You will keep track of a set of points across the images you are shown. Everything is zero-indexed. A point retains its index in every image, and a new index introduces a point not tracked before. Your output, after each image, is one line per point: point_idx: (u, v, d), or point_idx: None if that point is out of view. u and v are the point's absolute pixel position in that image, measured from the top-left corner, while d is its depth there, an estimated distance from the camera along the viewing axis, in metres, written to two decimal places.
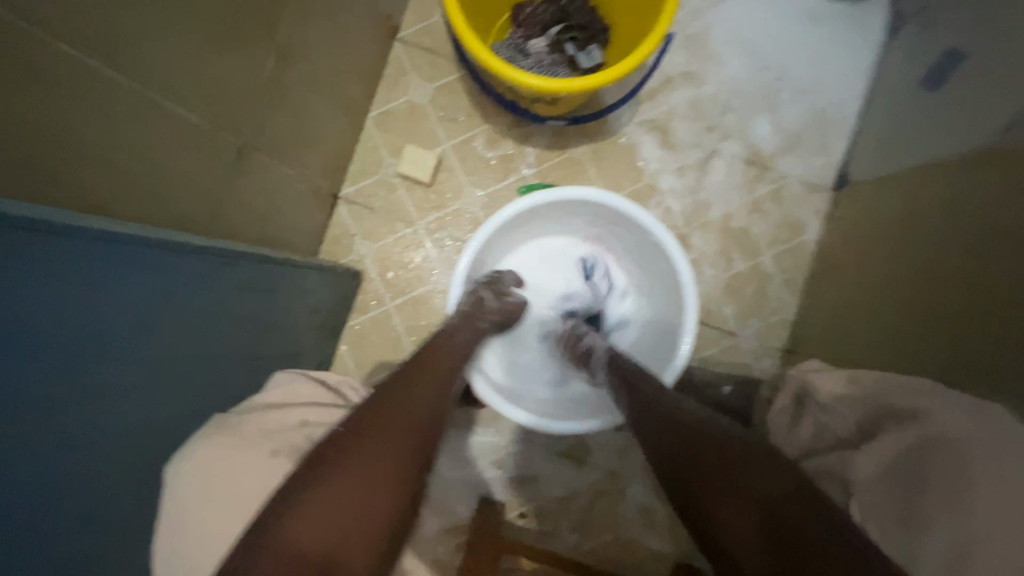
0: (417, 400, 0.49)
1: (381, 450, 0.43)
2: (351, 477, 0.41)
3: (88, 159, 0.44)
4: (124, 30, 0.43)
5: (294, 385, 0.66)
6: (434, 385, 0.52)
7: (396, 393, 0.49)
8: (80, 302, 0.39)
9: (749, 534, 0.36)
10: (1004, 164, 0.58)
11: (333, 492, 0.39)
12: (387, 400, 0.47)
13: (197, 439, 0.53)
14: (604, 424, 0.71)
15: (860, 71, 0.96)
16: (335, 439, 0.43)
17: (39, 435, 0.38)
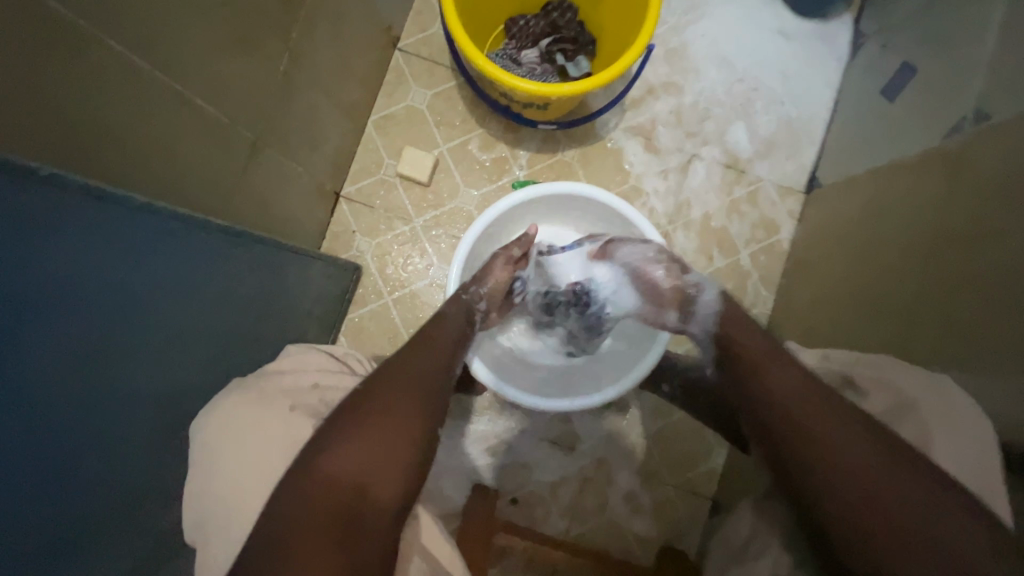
0: (424, 367, 0.59)
1: (400, 406, 0.54)
2: (377, 427, 0.51)
3: (116, 139, 0.48)
4: (156, 28, 0.48)
5: (305, 354, 0.66)
6: (434, 355, 0.62)
7: (407, 361, 0.59)
8: (101, 262, 0.44)
9: (889, 528, 0.45)
10: (952, 165, 0.65)
11: (363, 436, 0.50)
12: (396, 368, 0.57)
13: (216, 403, 0.55)
14: (626, 389, 0.77)
15: (827, 84, 1.04)
16: (357, 399, 0.53)
17: (74, 385, 0.42)
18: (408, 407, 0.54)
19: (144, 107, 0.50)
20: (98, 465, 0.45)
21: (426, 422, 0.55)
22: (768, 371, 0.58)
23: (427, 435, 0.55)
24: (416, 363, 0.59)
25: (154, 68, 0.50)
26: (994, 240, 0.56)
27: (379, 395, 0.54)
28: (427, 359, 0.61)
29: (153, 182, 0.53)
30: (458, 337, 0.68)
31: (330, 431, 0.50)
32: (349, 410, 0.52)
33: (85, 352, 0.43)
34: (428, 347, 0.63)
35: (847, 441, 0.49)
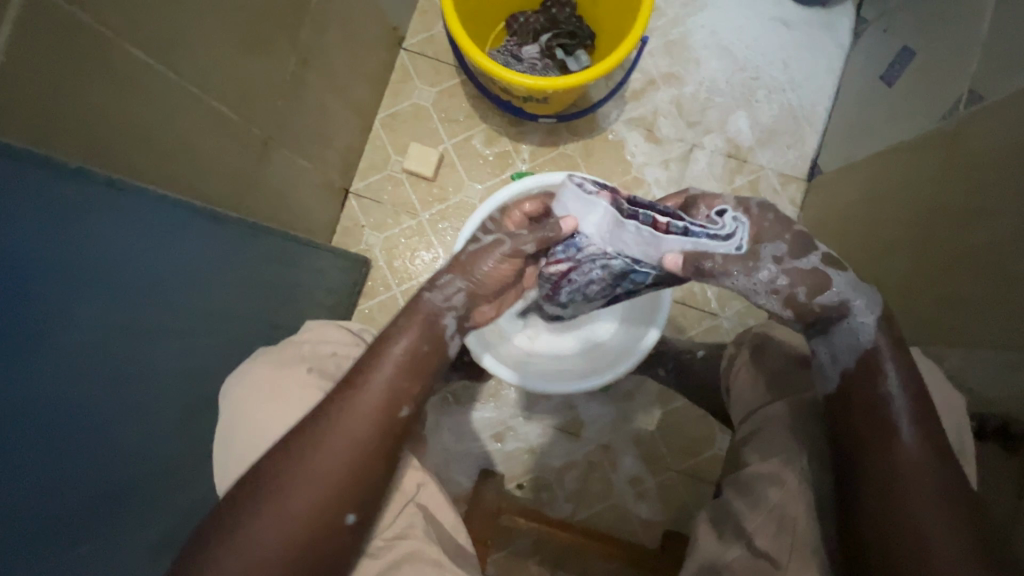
0: (331, 448, 0.47)
1: (288, 498, 0.45)
2: (252, 529, 0.44)
3: (136, 135, 0.52)
4: (174, 34, 0.52)
5: (324, 328, 0.65)
6: (355, 418, 0.49)
7: (310, 440, 0.47)
8: (125, 249, 0.48)
9: None
10: (948, 146, 0.66)
11: (235, 558, 0.43)
12: (303, 439, 0.47)
13: (234, 376, 0.57)
14: (620, 372, 0.81)
15: (828, 71, 1.04)
16: (248, 485, 0.46)
17: (105, 361, 0.46)
18: (298, 512, 0.45)
19: (163, 107, 0.54)
20: (125, 437, 0.49)
21: (325, 525, 0.46)
22: (884, 406, 0.49)
23: (328, 537, 0.46)
24: (318, 444, 0.47)
25: (171, 70, 0.53)
26: (986, 219, 0.57)
27: (265, 495, 0.45)
28: (337, 431, 0.48)
29: (172, 176, 0.57)
30: (398, 379, 0.52)
31: (212, 530, 0.45)
32: (228, 518, 0.45)
33: (113, 331, 0.47)
34: (344, 408, 0.49)
35: (943, 517, 0.43)
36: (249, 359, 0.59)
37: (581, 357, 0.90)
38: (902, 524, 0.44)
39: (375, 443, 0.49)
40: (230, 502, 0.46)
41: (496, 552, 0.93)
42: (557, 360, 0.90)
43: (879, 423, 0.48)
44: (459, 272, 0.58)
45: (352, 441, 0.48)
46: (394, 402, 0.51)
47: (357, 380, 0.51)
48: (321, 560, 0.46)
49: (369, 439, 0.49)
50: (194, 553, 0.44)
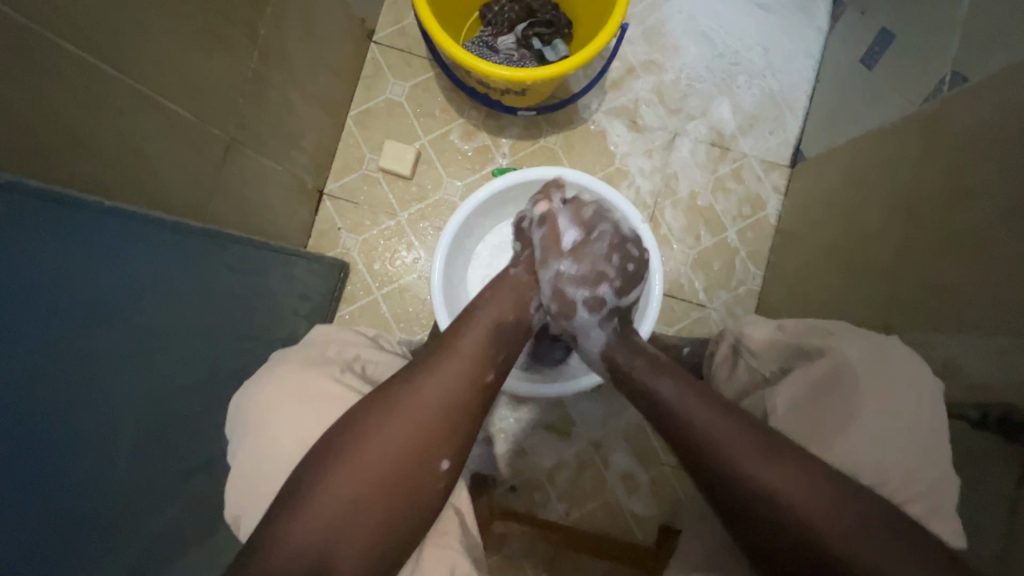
0: (421, 408, 0.50)
1: (378, 447, 0.48)
2: (350, 476, 0.46)
3: (75, 142, 0.47)
4: (111, 29, 0.48)
5: (336, 332, 0.63)
6: (444, 383, 0.53)
7: (414, 381, 0.52)
8: (63, 265, 0.43)
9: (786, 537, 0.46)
10: (929, 128, 0.65)
11: (341, 476, 0.46)
12: (392, 397, 0.51)
13: (248, 387, 0.54)
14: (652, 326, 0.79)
15: (807, 55, 1.03)
16: (344, 434, 0.48)
17: (54, 390, 0.42)
18: (399, 442, 0.49)
19: (100, 106, 0.49)
20: (82, 469, 0.45)
21: (421, 459, 0.49)
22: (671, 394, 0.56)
23: (421, 475, 0.49)
24: (419, 385, 0.52)
25: (109, 66, 0.49)
26: (971, 201, 0.56)
27: (370, 422, 0.49)
28: (419, 402, 0.51)
29: (117, 184, 0.52)
30: (486, 346, 0.59)
31: (310, 474, 0.46)
32: (332, 444, 0.48)
33: (55, 357, 0.42)
34: (441, 360, 0.55)
35: (754, 452, 0.49)
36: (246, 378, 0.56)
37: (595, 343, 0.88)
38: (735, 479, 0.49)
39: (471, 394, 0.54)
40: (334, 431, 0.49)
41: (491, 554, 0.91)
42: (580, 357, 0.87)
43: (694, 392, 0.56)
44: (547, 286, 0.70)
45: (452, 384, 0.53)
46: (484, 363, 0.57)
47: (452, 341, 0.58)
48: (412, 496, 0.49)
49: (465, 389, 0.54)
50: (290, 482, 0.46)
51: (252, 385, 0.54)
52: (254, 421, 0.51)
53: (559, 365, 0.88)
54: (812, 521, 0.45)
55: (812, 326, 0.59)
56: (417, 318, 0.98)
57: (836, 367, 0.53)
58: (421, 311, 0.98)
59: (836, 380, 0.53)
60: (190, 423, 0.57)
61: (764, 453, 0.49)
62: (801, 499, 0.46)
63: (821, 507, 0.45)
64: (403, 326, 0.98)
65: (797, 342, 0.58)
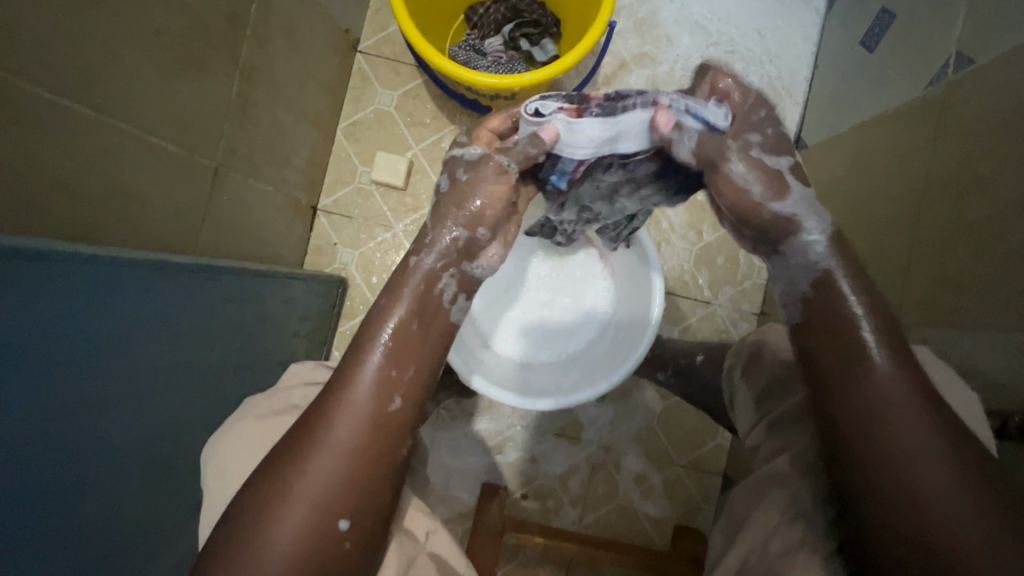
0: (340, 434, 0.45)
1: (300, 485, 0.43)
2: (272, 522, 0.42)
3: (52, 183, 0.46)
4: (85, 69, 0.47)
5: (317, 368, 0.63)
6: (355, 405, 0.47)
7: (302, 444, 0.45)
8: (56, 313, 0.42)
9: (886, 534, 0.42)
10: (937, 113, 0.63)
11: (251, 550, 0.41)
12: (312, 425, 0.46)
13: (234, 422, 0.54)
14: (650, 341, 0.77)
15: (806, 38, 1.00)
16: (268, 473, 0.44)
17: (49, 444, 0.41)
18: (291, 530, 0.42)
19: (82, 148, 0.48)
20: (84, 512, 0.45)
21: (320, 534, 0.43)
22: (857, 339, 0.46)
23: (325, 549, 0.43)
24: (309, 450, 0.44)
25: (84, 105, 0.48)
26: (981, 191, 0.54)
27: (254, 514, 0.43)
28: (334, 430, 0.45)
29: (96, 220, 0.51)
30: (387, 368, 0.49)
31: (235, 521, 0.43)
32: (223, 547, 0.42)
33: (48, 409, 0.41)
34: (333, 410, 0.46)
35: (910, 438, 0.42)
36: (241, 411, 0.56)
37: (591, 355, 0.85)
38: (883, 473, 0.43)
39: (373, 440, 0.46)
40: (231, 512, 0.44)
41: (505, 563, 0.92)
42: (574, 368, 0.85)
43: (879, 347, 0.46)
44: (450, 218, 0.55)
45: (346, 438, 0.45)
46: (383, 394, 0.48)
47: (345, 377, 0.48)
48: (324, 573, 0.43)
49: (364, 439, 0.46)
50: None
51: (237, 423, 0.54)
52: (241, 460, 0.50)
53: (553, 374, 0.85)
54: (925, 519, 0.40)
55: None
56: None
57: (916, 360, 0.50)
58: None
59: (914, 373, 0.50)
60: (192, 457, 0.57)
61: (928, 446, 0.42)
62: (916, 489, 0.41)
63: (981, 526, 0.39)
64: None
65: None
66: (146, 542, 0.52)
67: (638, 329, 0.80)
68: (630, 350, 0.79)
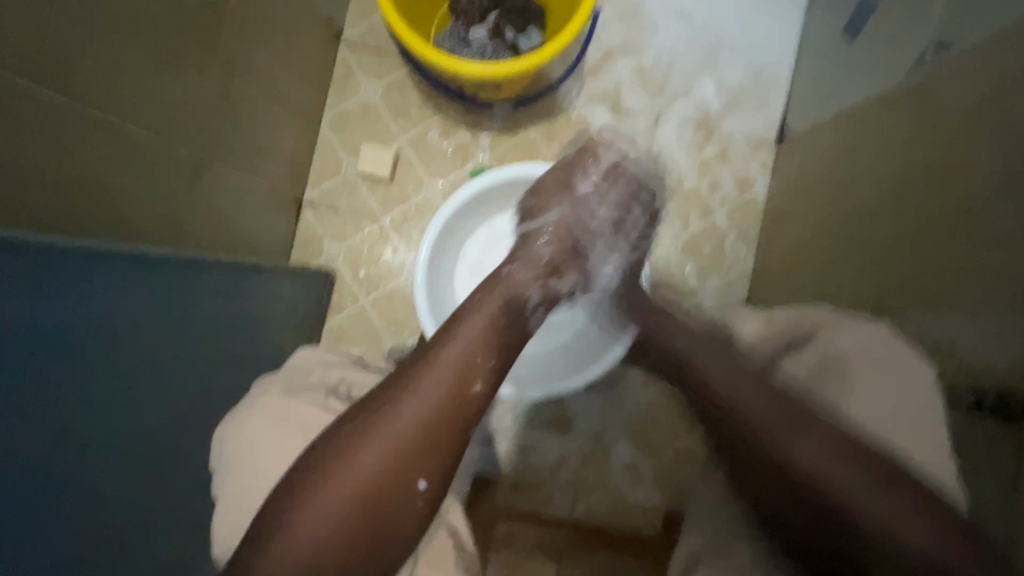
0: (423, 397, 0.51)
1: (390, 434, 0.49)
2: (366, 456, 0.48)
3: (29, 175, 0.45)
4: (60, 55, 0.45)
5: (323, 353, 0.64)
6: (438, 376, 0.53)
7: (393, 398, 0.51)
8: (38, 309, 0.41)
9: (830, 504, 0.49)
10: (916, 99, 0.63)
11: (340, 480, 0.47)
12: (401, 381, 0.52)
13: (236, 417, 0.54)
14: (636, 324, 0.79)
15: (788, 28, 1.00)
16: (360, 415, 0.50)
17: (27, 443, 0.40)
18: (370, 471, 0.47)
19: (54, 140, 0.47)
20: (65, 511, 0.44)
21: (399, 484, 0.48)
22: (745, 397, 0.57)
23: (402, 498, 0.48)
24: (399, 402, 0.50)
25: (61, 94, 0.46)
26: (961, 176, 0.55)
27: (340, 450, 0.48)
28: (421, 391, 0.51)
29: (76, 215, 0.50)
30: (472, 351, 0.56)
31: (328, 449, 0.48)
32: (314, 467, 0.47)
33: (22, 407, 0.40)
34: (422, 374, 0.52)
35: (803, 444, 0.51)
36: (249, 396, 0.57)
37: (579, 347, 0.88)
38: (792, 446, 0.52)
39: (453, 409, 0.52)
40: (323, 443, 0.48)
41: (499, 552, 0.92)
42: (565, 362, 0.88)
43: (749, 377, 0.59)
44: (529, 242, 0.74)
45: (431, 402, 0.51)
46: (469, 375, 0.54)
47: (432, 353, 0.54)
48: (397, 518, 0.48)
49: (445, 405, 0.52)
50: (266, 508, 0.46)
51: (240, 418, 0.54)
52: (252, 454, 0.51)
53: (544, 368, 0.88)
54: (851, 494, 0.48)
55: (801, 320, 0.61)
56: (407, 323, 0.97)
57: (828, 355, 0.56)
58: (411, 315, 0.97)
59: (829, 366, 0.56)
60: (178, 453, 0.56)
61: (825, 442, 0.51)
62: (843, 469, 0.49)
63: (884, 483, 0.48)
64: (394, 333, 0.97)
65: (786, 335, 0.61)
66: (132, 540, 0.51)
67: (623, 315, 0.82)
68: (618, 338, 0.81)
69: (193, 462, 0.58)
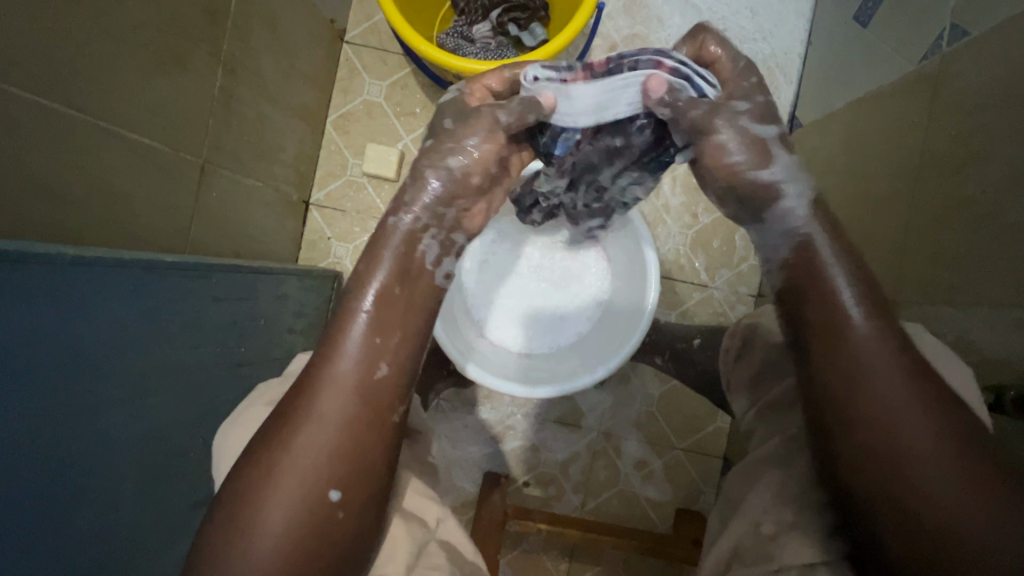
0: (336, 403, 0.45)
1: (305, 458, 0.43)
2: (285, 490, 0.42)
3: (36, 185, 0.46)
4: (66, 70, 0.46)
5: None
6: (342, 379, 0.46)
7: (302, 412, 0.44)
8: (50, 317, 0.42)
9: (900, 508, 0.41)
10: (931, 87, 0.62)
11: (264, 520, 0.42)
12: (307, 394, 0.45)
13: (236, 419, 0.53)
14: (649, 317, 0.76)
15: (798, 16, 0.98)
16: (274, 442, 0.44)
17: (41, 451, 0.41)
18: (293, 504, 0.42)
19: (58, 149, 0.47)
20: (72, 516, 0.44)
21: (325, 506, 0.43)
22: (836, 306, 0.46)
23: (330, 519, 0.43)
24: (303, 420, 0.44)
25: (68, 105, 0.47)
26: (979, 163, 0.53)
27: (259, 487, 0.42)
28: (328, 401, 0.45)
29: (85, 222, 0.51)
30: (379, 336, 0.48)
31: (247, 484, 0.43)
32: (232, 510, 0.42)
33: (37, 417, 0.41)
34: (323, 388, 0.45)
35: (909, 435, 0.42)
36: (249, 396, 0.56)
37: (586, 345, 0.85)
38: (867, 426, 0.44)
39: (362, 414, 0.45)
40: (239, 476, 0.43)
41: (509, 551, 0.93)
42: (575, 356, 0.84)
43: (823, 342, 0.46)
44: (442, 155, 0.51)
45: (342, 413, 0.45)
46: (376, 360, 0.47)
47: (333, 348, 0.47)
48: (328, 545, 0.43)
49: (361, 409, 0.45)
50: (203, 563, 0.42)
51: (241, 419, 0.53)
52: None
53: (552, 365, 0.84)
54: (930, 489, 0.40)
55: None
56: None
57: None
58: None
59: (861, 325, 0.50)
60: (191, 456, 0.57)
61: (898, 419, 0.42)
62: (935, 461, 0.41)
63: (962, 481, 0.40)
64: None
65: None
66: (147, 541, 0.52)
67: (637, 310, 0.79)
68: (631, 329, 0.78)
69: (207, 462, 0.59)
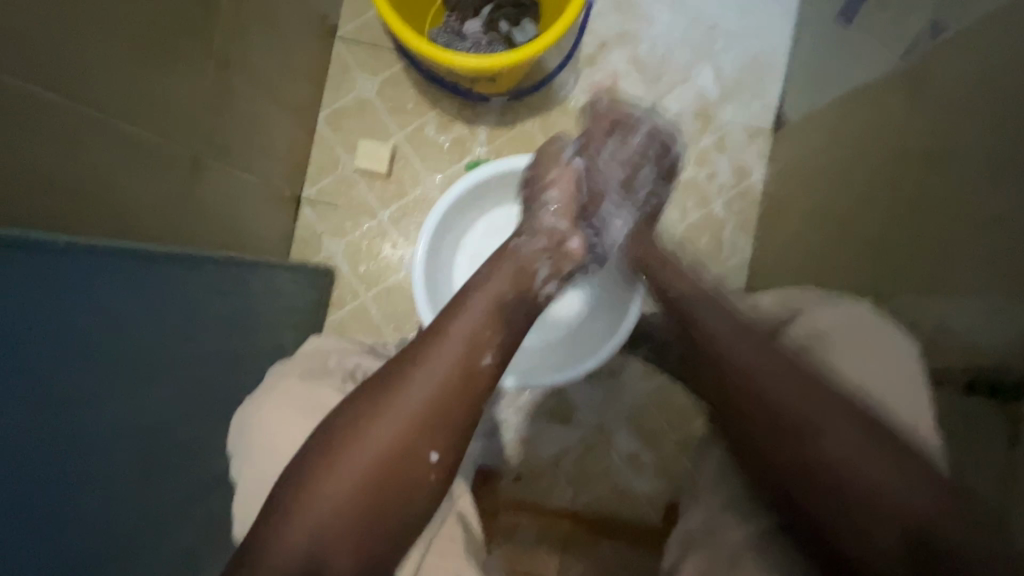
0: (434, 365, 0.52)
1: (392, 413, 0.48)
2: (373, 436, 0.48)
3: (31, 175, 0.46)
4: (61, 61, 0.46)
5: (334, 341, 0.65)
6: (447, 350, 0.53)
7: (402, 374, 0.51)
8: (45, 307, 0.42)
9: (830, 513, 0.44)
10: (911, 84, 0.64)
11: (349, 460, 0.46)
12: (408, 360, 0.52)
13: (255, 402, 0.55)
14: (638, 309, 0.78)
15: (784, 15, 1.00)
16: (366, 393, 0.50)
17: (32, 440, 0.41)
18: (380, 447, 0.47)
19: (53, 139, 0.47)
20: (62, 509, 0.44)
21: (411, 456, 0.48)
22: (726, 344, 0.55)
23: (416, 469, 0.48)
24: (406, 380, 0.50)
25: (61, 95, 0.47)
26: (958, 156, 0.55)
27: (352, 429, 0.48)
28: (428, 367, 0.51)
29: (80, 214, 0.51)
30: (483, 323, 0.56)
31: (339, 427, 0.48)
32: (319, 450, 0.47)
33: (32, 405, 0.41)
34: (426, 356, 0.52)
35: (827, 438, 0.46)
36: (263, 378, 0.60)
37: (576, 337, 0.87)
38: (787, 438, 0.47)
39: (462, 383, 0.52)
40: (330, 422, 0.49)
41: (502, 544, 0.93)
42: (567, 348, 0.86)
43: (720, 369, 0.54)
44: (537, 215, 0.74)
45: (440, 377, 0.51)
46: (476, 344, 0.54)
47: (440, 328, 0.55)
48: (406, 491, 0.48)
49: (456, 377, 0.52)
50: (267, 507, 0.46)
51: (258, 402, 0.55)
52: (269, 441, 0.51)
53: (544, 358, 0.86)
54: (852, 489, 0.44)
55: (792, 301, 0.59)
56: (407, 318, 0.97)
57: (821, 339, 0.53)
58: (411, 310, 0.97)
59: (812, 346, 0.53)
60: (181, 450, 0.57)
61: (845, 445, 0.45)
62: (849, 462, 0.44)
63: (882, 472, 0.43)
64: (394, 328, 0.97)
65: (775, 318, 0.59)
66: (137, 534, 0.52)
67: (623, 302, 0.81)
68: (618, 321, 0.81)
69: (198, 455, 0.59)
